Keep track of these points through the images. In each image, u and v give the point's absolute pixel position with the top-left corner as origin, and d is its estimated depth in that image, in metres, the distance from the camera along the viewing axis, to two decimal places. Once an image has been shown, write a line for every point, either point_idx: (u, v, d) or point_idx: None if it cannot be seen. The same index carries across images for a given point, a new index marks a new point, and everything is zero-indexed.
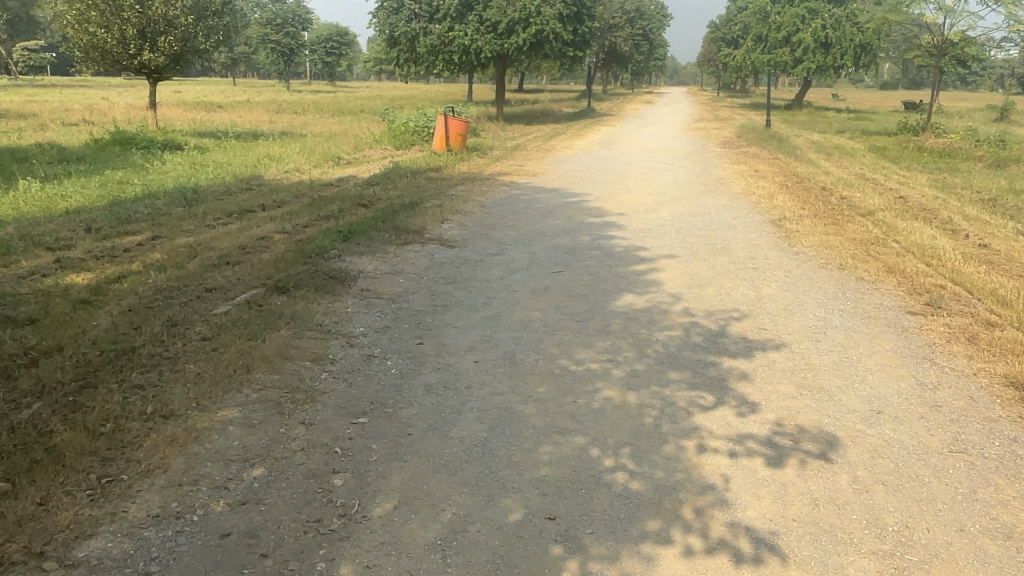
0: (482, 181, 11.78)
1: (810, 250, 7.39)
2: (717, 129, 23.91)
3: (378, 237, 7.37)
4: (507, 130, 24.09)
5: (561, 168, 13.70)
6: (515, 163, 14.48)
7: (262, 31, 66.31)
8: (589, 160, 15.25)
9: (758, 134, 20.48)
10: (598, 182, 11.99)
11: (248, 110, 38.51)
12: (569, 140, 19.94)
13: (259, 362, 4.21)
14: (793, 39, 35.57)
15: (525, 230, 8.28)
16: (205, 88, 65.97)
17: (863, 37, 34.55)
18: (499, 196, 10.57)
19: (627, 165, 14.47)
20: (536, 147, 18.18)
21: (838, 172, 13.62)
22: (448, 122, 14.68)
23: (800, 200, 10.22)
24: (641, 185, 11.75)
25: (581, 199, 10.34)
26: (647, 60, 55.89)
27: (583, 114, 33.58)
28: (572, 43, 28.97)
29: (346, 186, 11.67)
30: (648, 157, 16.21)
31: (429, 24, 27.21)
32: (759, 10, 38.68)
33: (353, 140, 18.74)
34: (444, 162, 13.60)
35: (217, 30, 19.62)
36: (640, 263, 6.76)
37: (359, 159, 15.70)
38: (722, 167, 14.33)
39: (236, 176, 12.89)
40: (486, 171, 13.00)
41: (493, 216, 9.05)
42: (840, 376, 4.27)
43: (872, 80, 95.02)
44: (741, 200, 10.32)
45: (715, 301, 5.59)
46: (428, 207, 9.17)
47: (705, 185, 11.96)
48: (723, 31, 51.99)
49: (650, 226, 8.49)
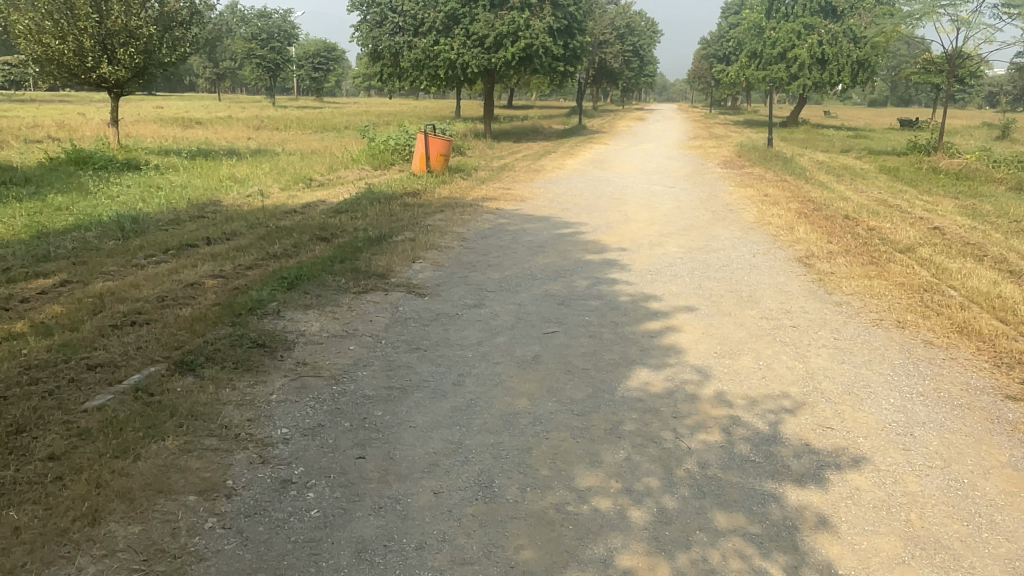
0: (464, 208, 10.51)
1: (853, 299, 6.15)
2: (715, 147, 22.82)
3: (331, 285, 6.05)
4: (495, 148, 22.93)
5: (552, 193, 12.45)
6: (502, 185, 13.22)
7: (247, 46, 65.26)
8: (582, 182, 13.99)
9: (760, 153, 19.37)
10: (594, 209, 10.72)
11: (228, 126, 37.19)
12: (560, 159, 18.76)
13: (114, 503, 2.89)
14: (789, 55, 34.62)
15: (511, 271, 7.00)
16: (188, 103, 64.63)
17: (861, 53, 33.61)
18: (482, 226, 9.29)
19: (625, 189, 13.23)
20: (524, 167, 16.95)
21: (856, 197, 12.44)
22: (428, 140, 13.40)
23: (824, 231, 9.00)
24: (642, 212, 10.49)
25: (576, 231, 9.06)
26: (638, 77, 55.08)
27: (574, 131, 32.49)
28: (563, 57, 27.85)
29: (312, 213, 10.37)
30: (646, 178, 15.00)
31: (413, 38, 26.01)
32: (753, 25, 37.78)
33: (328, 160, 17.46)
34: (423, 185, 12.33)
35: (184, 42, 18.32)
36: (652, 320, 5.47)
37: (332, 181, 14.41)
38: (729, 191, 13.12)
39: (190, 202, 11.57)
40: (469, 195, 11.72)
41: (474, 253, 7.77)
42: (955, 517, 2.98)
43: (862, 97, 94.74)
44: (756, 231, 9.09)
45: (755, 379, 4.31)
46: (399, 242, 7.86)
47: (713, 212, 10.74)
48: (715, 46, 51.10)
49: (658, 266, 7.22)
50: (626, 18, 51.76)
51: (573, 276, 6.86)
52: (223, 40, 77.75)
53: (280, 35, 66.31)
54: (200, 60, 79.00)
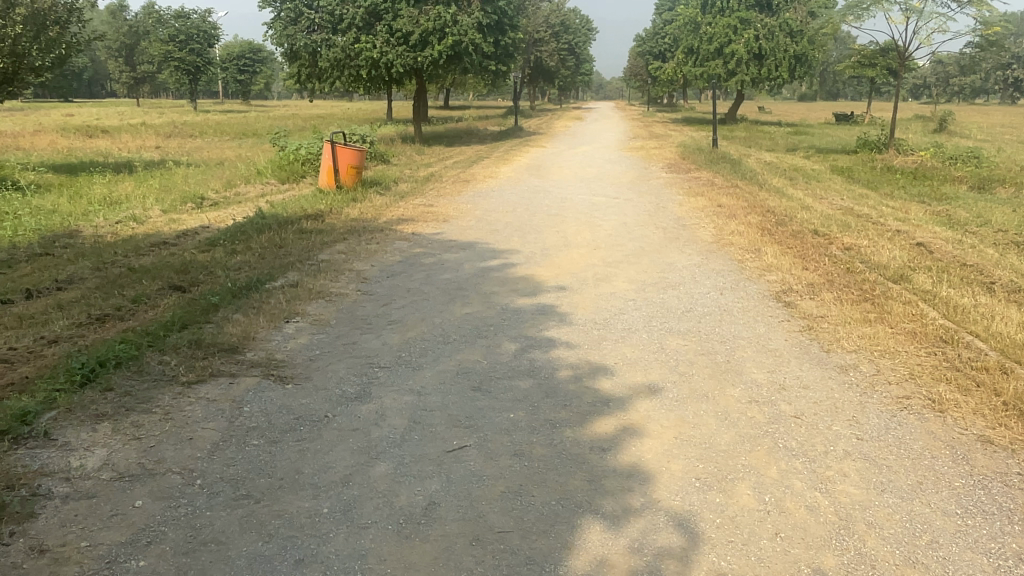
0: (372, 232, 8.78)
1: (859, 361, 4.71)
2: (657, 148, 21.57)
3: (154, 374, 4.29)
4: (424, 154, 21.18)
5: (480, 209, 10.82)
6: (423, 201, 11.52)
7: (164, 48, 61.70)
8: (514, 194, 12.41)
9: (705, 154, 18.15)
10: (527, 231, 9.14)
11: (137, 134, 34.32)
12: (492, 166, 17.16)
13: None
14: (726, 50, 33.70)
15: (416, 328, 5.33)
16: (101, 110, 60.76)
17: (798, 48, 33.16)
18: (390, 258, 7.60)
19: (562, 201, 11.69)
20: (452, 176, 15.27)
21: (819, 204, 11.17)
22: (336, 151, 11.56)
23: (796, 254, 7.62)
24: (584, 233, 8.96)
25: (506, 262, 7.44)
26: (574, 75, 53.97)
27: (510, 133, 30.98)
28: (494, 55, 26.27)
29: (185, 245, 8.51)
30: (586, 187, 13.51)
31: (332, 36, 24.01)
32: (688, 21, 36.78)
33: (231, 173, 15.44)
34: (329, 204, 10.54)
35: (61, 43, 16.04)
36: (604, 414, 3.89)
37: (229, 200, 12.48)
38: (677, 201, 11.76)
39: (41, 234, 9.52)
40: (382, 216, 10.00)
41: (372, 301, 6.08)
42: None
43: (794, 92, 96.03)
44: (718, 256, 7.65)
45: (766, 544, 2.75)
46: (274, 290, 6.12)
47: (662, 230, 9.31)
48: (650, 44, 50.27)
49: (605, 313, 5.67)
50: (560, 16, 50.47)
51: (498, 332, 5.24)
52: (140, 43, 73.61)
53: (200, 36, 62.92)
54: (115, 64, 74.66)
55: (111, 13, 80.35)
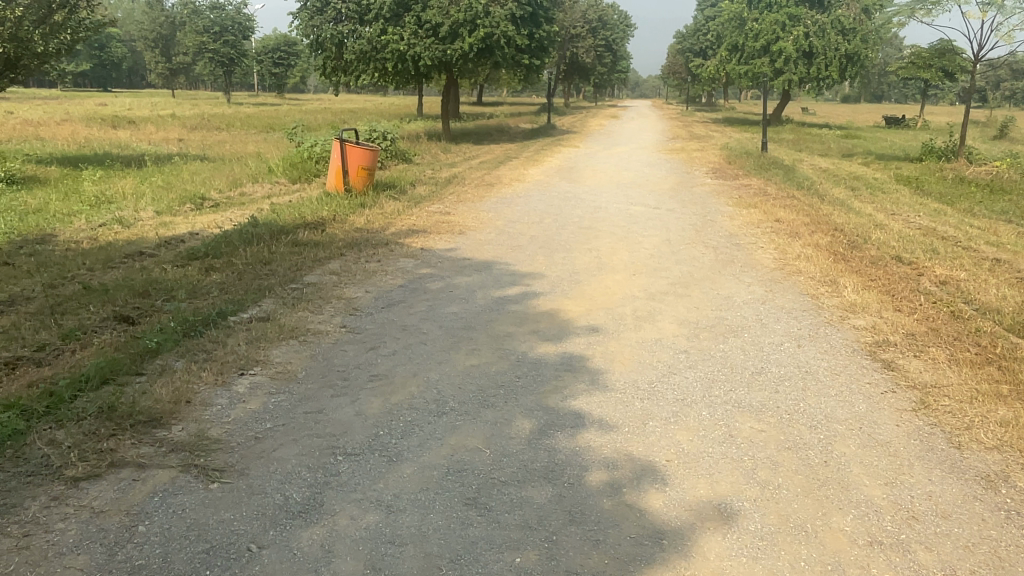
0: (376, 247, 7.60)
1: (1009, 466, 3.38)
2: (699, 151, 20.16)
3: (32, 464, 3.14)
4: (449, 153, 20.04)
5: (503, 218, 9.59)
6: (439, 208, 10.31)
7: (199, 39, 61.50)
8: (543, 201, 11.17)
9: (753, 158, 16.73)
10: (556, 248, 7.90)
11: (162, 126, 33.66)
12: (520, 168, 15.95)
13: None
14: (773, 48, 31.98)
15: (405, 389, 4.12)
16: (135, 102, 60.66)
17: (850, 46, 31.53)
18: (391, 281, 6.40)
19: (595, 211, 10.41)
20: (476, 179, 14.08)
21: (891, 221, 9.74)
22: (346, 151, 10.39)
23: (881, 290, 6.26)
24: (621, 252, 7.69)
25: (528, 290, 6.21)
26: (611, 72, 52.48)
27: (542, 131, 29.71)
28: (528, 49, 25.01)
29: (160, 257, 7.41)
30: (622, 194, 12.22)
31: (359, 27, 22.96)
32: (734, 16, 34.78)
33: (240, 169, 14.41)
34: (333, 210, 9.38)
35: (69, 28, 14.80)
36: (657, 562, 2.61)
37: (231, 202, 11.42)
38: (726, 213, 10.40)
39: (10, 238, 8.52)
40: (391, 226, 8.81)
41: (356, 341, 4.88)
42: None
43: (837, 93, 93.32)
44: (785, 290, 6.32)
45: None
46: (236, 325, 4.95)
47: (712, 251, 8.00)
48: (691, 41, 48.51)
49: (650, 371, 4.40)
50: (598, 11, 48.94)
51: (510, 398, 4.00)
52: (176, 34, 73.57)
53: (235, 28, 62.80)
54: (150, 55, 74.74)
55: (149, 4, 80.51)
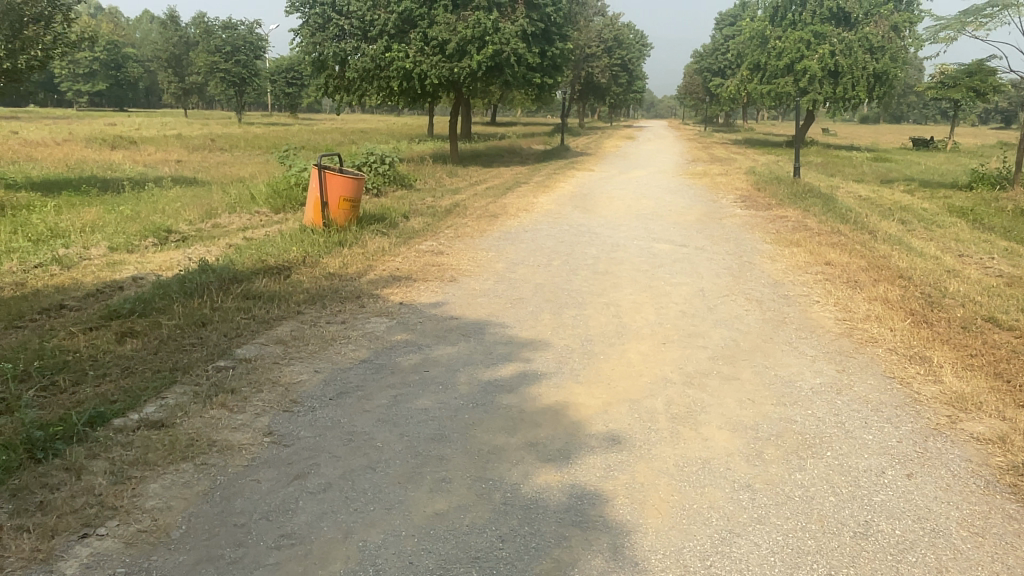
0: (345, 301, 6.20)
1: None
2: (723, 176, 18.71)
3: None
4: (454, 177, 18.74)
5: (504, 260, 8.17)
6: (431, 245, 8.90)
7: (210, 59, 61.04)
8: (552, 237, 9.75)
9: (784, 185, 15.28)
10: (565, 302, 6.46)
11: (163, 147, 32.65)
12: (529, 195, 14.58)
13: None
14: (797, 67, 30.72)
15: (326, 568, 2.68)
16: (145, 122, 60.08)
17: (879, 65, 30.04)
18: (352, 354, 4.97)
19: (613, 249, 8.97)
20: (479, 208, 12.71)
21: (964, 266, 8.25)
22: (325, 180, 8.94)
23: (994, 374, 4.75)
24: (646, 309, 6.24)
25: (528, 368, 4.77)
26: (627, 92, 51.28)
27: (555, 153, 28.41)
28: (540, 67, 23.71)
29: (79, 313, 6.05)
30: (643, 226, 10.77)
31: (362, 44, 21.79)
32: (755, 34, 33.49)
33: (221, 196, 13.15)
34: (305, 250, 8.01)
35: (40, 44, 13.61)
36: None
37: (199, 236, 10.10)
38: (765, 254, 8.92)
39: None
40: (370, 270, 7.41)
41: (278, 461, 3.46)
42: None
43: (856, 114, 91.80)
44: (865, 372, 4.84)
45: None
46: (112, 438, 3.54)
47: (756, 307, 6.54)
48: (710, 60, 47.20)
49: (699, 532, 2.93)
50: (614, 30, 47.71)
51: None
52: (188, 54, 73.34)
53: (246, 47, 62.43)
54: (163, 75, 74.55)
55: (163, 24, 80.44)
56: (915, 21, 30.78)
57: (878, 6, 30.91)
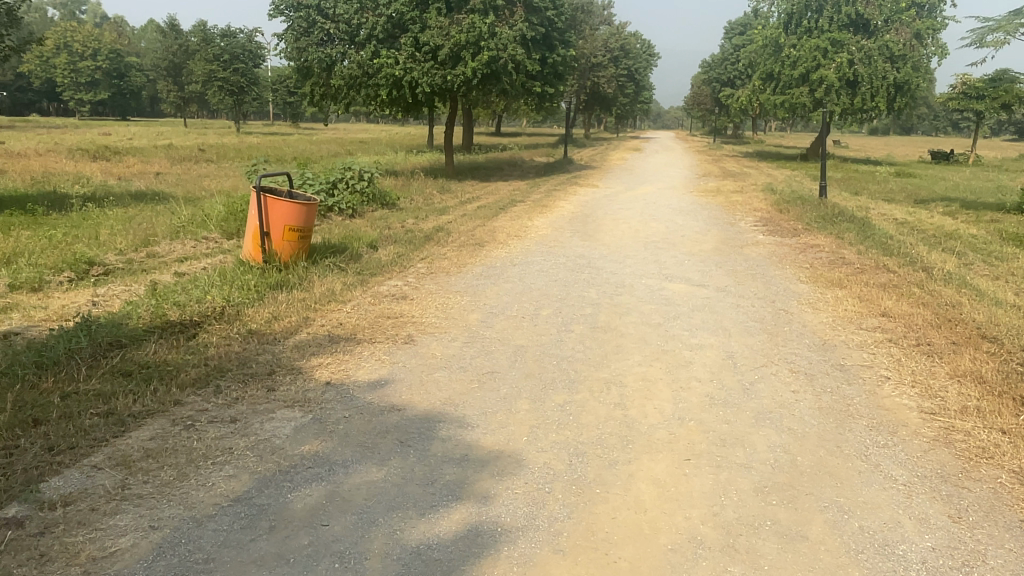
0: (251, 379, 4.57)
1: None
2: (739, 193, 17.10)
3: None
4: (445, 194, 17.19)
5: (481, 308, 6.54)
6: (394, 286, 7.26)
7: (208, 67, 59.89)
8: (544, 271, 8.13)
9: (810, 205, 13.68)
10: (552, 378, 4.81)
11: (146, 158, 31.22)
12: (523, 216, 12.99)
13: None
14: (813, 77, 29.09)
15: None
16: (141, 130, 58.99)
17: (900, 75, 28.44)
18: (222, 489, 3.31)
19: (617, 291, 7.34)
20: (465, 232, 11.10)
21: None
22: (266, 206, 7.27)
23: None
24: (659, 393, 4.58)
25: (483, 517, 3.12)
26: (633, 103, 49.82)
27: (558, 166, 26.82)
28: (540, 75, 22.13)
29: None
30: (653, 258, 9.14)
31: (349, 49, 20.30)
32: (769, 42, 32.29)
33: (173, 217, 11.60)
34: (230, 295, 6.42)
35: None
36: None
37: (125, 270, 8.54)
38: (803, 299, 7.27)
39: None
40: (304, 326, 5.78)
41: None
42: None
43: (865, 126, 90.24)
44: (998, 527, 3.18)
45: None
46: None
47: (807, 387, 4.87)
48: (720, 70, 45.71)
49: None
50: (620, 38, 46.24)
51: None
52: (188, 62, 72.31)
53: (245, 55, 61.22)
54: (163, 83, 73.54)
55: (165, 32, 79.60)
56: (939, 29, 29.19)
57: (899, 13, 29.25)
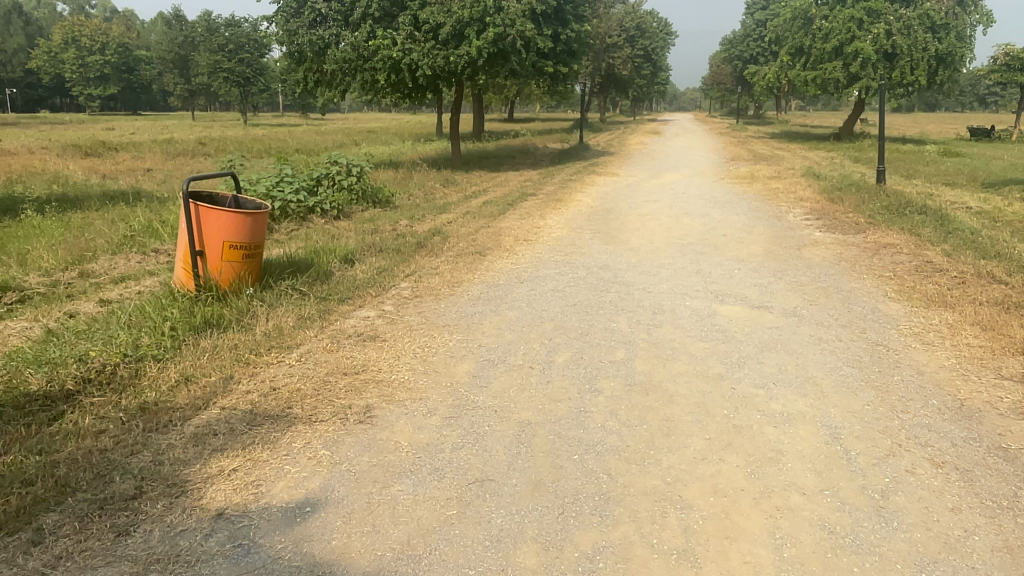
0: (97, 514, 2.90)
1: None
2: (778, 180, 15.25)
3: None
4: (449, 188, 15.51)
5: (475, 353, 4.84)
6: (363, 319, 5.57)
7: (213, 57, 58.35)
8: (560, 292, 6.42)
9: (867, 193, 11.85)
10: (574, 493, 3.10)
11: (139, 153, 29.65)
12: (535, 213, 11.28)
13: None
14: (847, 50, 27.00)
15: None
16: (146, 125, 57.60)
17: (942, 46, 26.27)
18: None
19: (655, 320, 5.60)
20: (466, 236, 9.39)
21: None
22: (199, 215, 5.62)
23: None
24: (745, 527, 2.85)
25: None
26: (651, 84, 47.77)
27: (573, 152, 25.01)
28: (553, 54, 20.29)
29: None
30: (694, 267, 7.40)
31: (342, 31, 18.58)
32: (798, 14, 30.18)
33: (128, 223, 9.98)
34: (139, 341, 4.77)
35: None
36: None
37: (44, 297, 6.93)
38: (901, 326, 5.51)
39: None
40: (222, 395, 4.12)
41: None
42: None
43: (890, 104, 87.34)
44: None
45: None
46: None
47: (970, 503, 3.13)
48: (742, 47, 43.54)
49: None
50: (636, 17, 44.15)
51: None
52: (194, 54, 70.80)
53: (250, 45, 59.60)
54: (170, 76, 72.19)
55: (171, 25, 78.22)
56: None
57: None
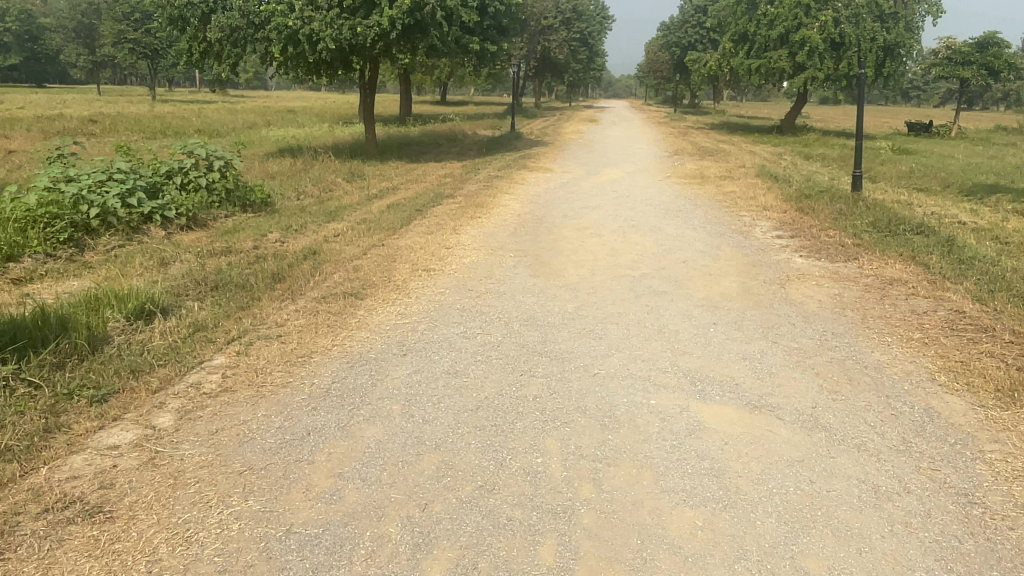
0: None
1: None
2: (732, 181, 13.34)
3: None
4: (352, 183, 13.03)
5: (272, 558, 2.54)
6: (101, 456, 3.20)
7: (117, 27, 53.57)
8: (459, 377, 4.16)
9: (842, 202, 10.01)
10: None
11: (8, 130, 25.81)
12: (446, 224, 8.99)
13: None
14: (793, 38, 25.48)
15: None
16: (42, 99, 52.40)
17: (890, 37, 25.01)
18: None
19: (604, 445, 3.42)
20: (348, 259, 7.02)
21: None
22: None
23: None
24: None
25: None
26: (587, 69, 45.87)
27: (504, 140, 22.70)
28: (479, 30, 17.86)
29: None
30: (655, 324, 5.25)
31: None
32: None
33: None
34: None
35: None
36: None
37: None
38: (988, 458, 3.47)
39: None
40: None
41: None
42: None
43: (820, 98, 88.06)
44: None
45: None
46: None
47: None
48: (680, 34, 42.02)
49: None
50: None
51: None
52: (98, 22, 65.27)
53: None
54: (72, 47, 66.43)
55: None
56: None
57: None
